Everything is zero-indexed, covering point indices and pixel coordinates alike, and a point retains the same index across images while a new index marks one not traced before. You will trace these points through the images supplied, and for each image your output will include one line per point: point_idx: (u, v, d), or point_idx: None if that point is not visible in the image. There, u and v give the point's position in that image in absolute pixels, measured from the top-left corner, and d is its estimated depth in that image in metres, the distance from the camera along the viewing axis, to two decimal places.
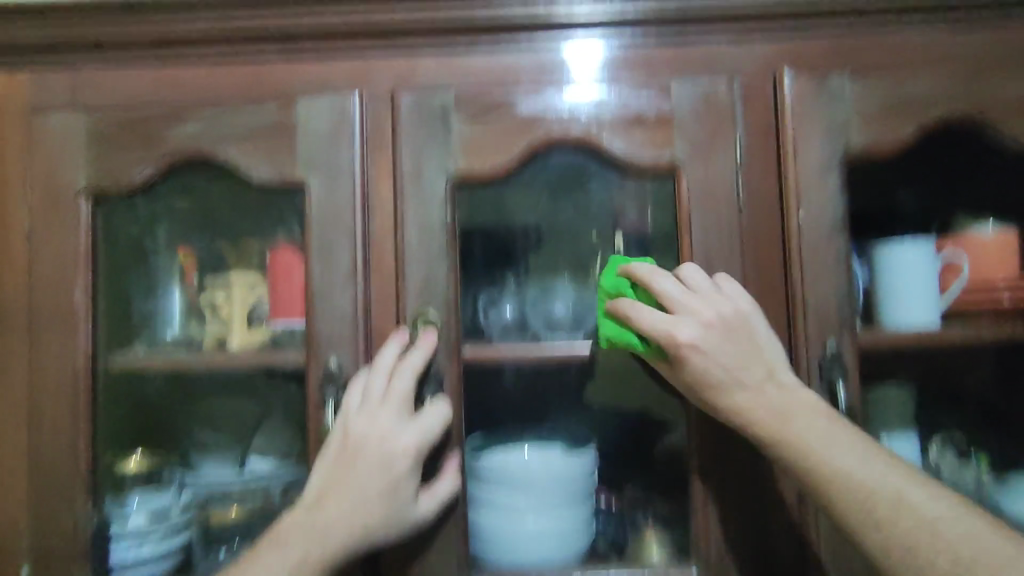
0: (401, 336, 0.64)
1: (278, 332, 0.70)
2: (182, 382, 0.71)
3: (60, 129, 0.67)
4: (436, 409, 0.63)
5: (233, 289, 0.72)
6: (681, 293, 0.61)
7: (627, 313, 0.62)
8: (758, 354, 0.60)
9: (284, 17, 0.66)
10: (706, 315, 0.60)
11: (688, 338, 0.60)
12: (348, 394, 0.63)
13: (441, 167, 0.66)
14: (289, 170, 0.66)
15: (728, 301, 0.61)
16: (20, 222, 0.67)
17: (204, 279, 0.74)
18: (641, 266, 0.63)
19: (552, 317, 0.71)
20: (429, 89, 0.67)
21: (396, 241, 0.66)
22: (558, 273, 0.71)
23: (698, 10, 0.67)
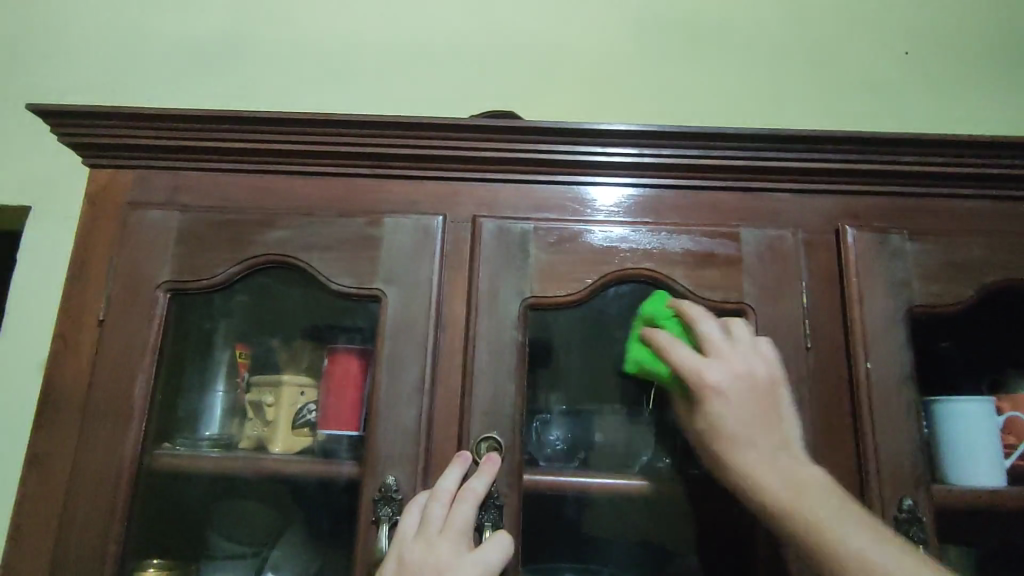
0: (463, 459, 0.62)
1: (325, 439, 0.69)
2: (214, 489, 0.68)
3: (154, 225, 0.70)
4: (497, 542, 0.59)
5: (281, 391, 0.71)
6: (724, 342, 0.63)
7: (665, 343, 0.64)
8: (776, 422, 0.61)
9: (381, 141, 0.70)
10: (738, 366, 0.62)
11: (716, 384, 0.61)
12: (406, 520, 0.60)
13: (517, 290, 0.68)
14: (369, 282, 0.68)
15: (761, 356, 0.63)
16: (96, 308, 0.68)
17: (254, 378, 0.72)
18: (695, 306, 0.66)
19: (602, 448, 0.70)
20: (511, 217, 0.70)
21: (465, 360, 0.66)
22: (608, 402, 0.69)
23: (766, 166, 0.72)
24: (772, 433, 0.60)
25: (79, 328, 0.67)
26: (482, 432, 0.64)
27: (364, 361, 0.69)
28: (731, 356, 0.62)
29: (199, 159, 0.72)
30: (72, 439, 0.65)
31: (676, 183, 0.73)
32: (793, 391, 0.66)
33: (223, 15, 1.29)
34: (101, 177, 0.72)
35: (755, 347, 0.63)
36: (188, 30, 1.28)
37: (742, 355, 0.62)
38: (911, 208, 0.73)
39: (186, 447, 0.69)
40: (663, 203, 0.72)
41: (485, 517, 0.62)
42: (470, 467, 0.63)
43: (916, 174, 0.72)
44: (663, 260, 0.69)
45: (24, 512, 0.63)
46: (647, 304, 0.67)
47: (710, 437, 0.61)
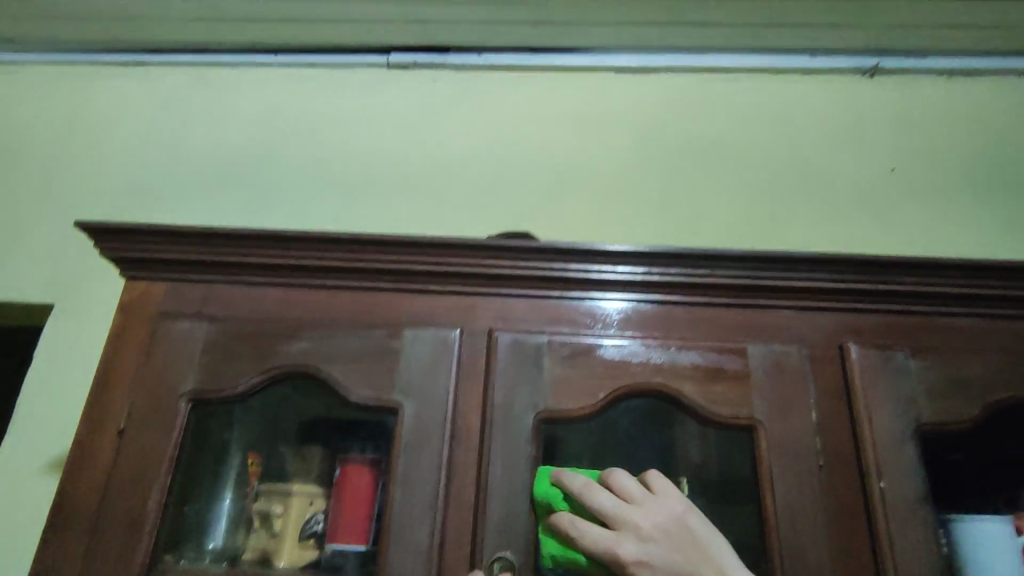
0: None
1: (333, 553, 0.68)
2: None
3: (182, 335, 0.73)
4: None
5: (291, 502, 0.72)
6: (619, 505, 0.63)
7: (569, 527, 0.62)
8: (705, 558, 0.62)
9: (402, 258, 0.74)
10: (645, 525, 0.62)
11: (634, 556, 0.61)
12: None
13: (531, 403, 0.69)
14: (387, 393, 0.69)
15: (665, 509, 0.64)
16: (118, 418, 0.69)
17: (263, 487, 0.73)
18: (574, 478, 0.65)
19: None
20: (526, 331, 0.73)
21: (478, 474, 0.66)
22: None
23: (768, 283, 0.75)
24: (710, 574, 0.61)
25: (99, 437, 0.68)
26: (496, 551, 0.63)
27: (375, 472, 0.69)
28: (633, 527, 0.62)
29: (230, 271, 0.76)
30: (80, 553, 0.64)
31: (683, 298, 0.76)
32: (808, 511, 0.66)
33: (255, 128, 1.39)
34: (134, 288, 0.76)
35: (656, 499, 0.64)
36: (220, 141, 1.38)
37: (642, 509, 0.63)
38: (911, 325, 0.76)
39: (189, 562, 0.68)
40: (672, 318, 0.75)
41: None
42: None
43: (914, 293, 0.75)
44: (673, 375, 0.71)
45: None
46: (534, 490, 0.65)
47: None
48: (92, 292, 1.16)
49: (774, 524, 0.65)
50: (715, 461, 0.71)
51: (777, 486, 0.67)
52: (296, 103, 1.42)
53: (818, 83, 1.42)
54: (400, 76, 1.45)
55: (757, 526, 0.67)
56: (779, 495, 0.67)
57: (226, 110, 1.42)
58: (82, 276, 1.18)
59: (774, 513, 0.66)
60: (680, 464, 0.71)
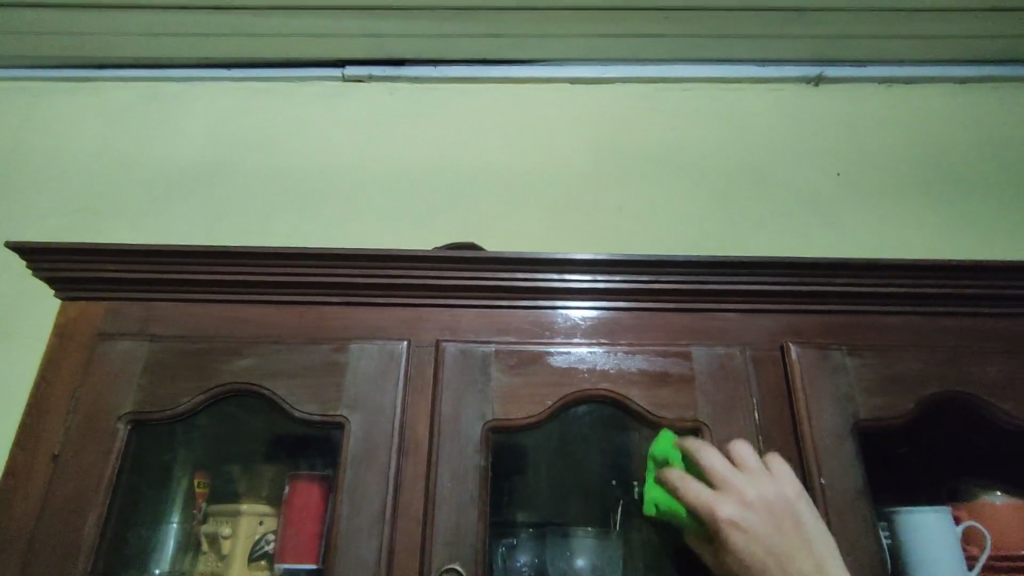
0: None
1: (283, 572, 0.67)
2: None
3: (121, 356, 0.71)
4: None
5: (239, 522, 0.71)
6: (730, 471, 0.65)
7: (675, 479, 0.66)
8: (806, 542, 0.62)
9: (348, 270, 0.74)
10: (751, 495, 0.64)
11: (731, 517, 0.62)
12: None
13: (479, 413, 0.69)
14: (333, 408, 0.69)
15: (775, 485, 0.65)
16: (53, 441, 0.67)
17: (211, 508, 0.72)
18: (694, 441, 0.68)
19: (570, 570, 0.71)
20: (472, 341, 0.73)
21: (426, 486, 0.66)
22: (577, 523, 0.72)
23: (710, 288, 0.77)
24: (804, 557, 0.61)
25: (32, 463, 0.66)
26: (444, 563, 0.63)
27: (324, 488, 0.68)
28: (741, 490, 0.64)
29: (172, 289, 0.75)
30: None
31: (629, 304, 0.77)
32: None
33: (207, 143, 1.37)
34: (72, 308, 0.74)
35: (770, 474, 0.66)
36: (171, 157, 1.35)
37: (752, 480, 0.65)
38: (848, 324, 0.78)
39: None
40: (619, 324, 0.76)
41: None
42: None
43: (852, 293, 0.78)
44: (620, 380, 0.72)
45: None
46: (653, 444, 0.69)
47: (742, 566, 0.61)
48: (33, 311, 1.12)
49: None
50: None
51: None
52: (250, 117, 1.41)
53: (765, 92, 1.47)
54: (356, 89, 1.44)
55: None
56: None
57: (178, 124, 1.40)
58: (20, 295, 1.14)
59: None
60: (634, 469, 0.72)
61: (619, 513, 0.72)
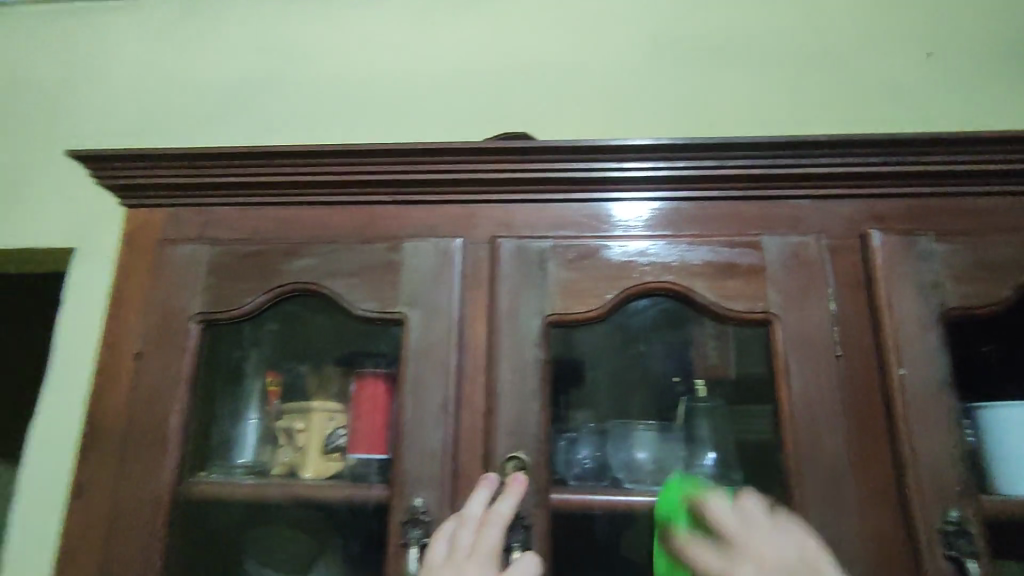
0: (490, 481, 0.62)
1: (356, 464, 0.70)
2: (257, 512, 0.69)
3: (186, 260, 0.73)
4: (525, 562, 0.59)
5: (311, 418, 0.73)
6: (740, 527, 0.57)
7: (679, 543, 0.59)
8: None
9: (396, 167, 0.72)
10: (768, 554, 0.55)
11: None
12: (433, 546, 0.60)
13: (537, 308, 0.68)
14: (391, 305, 0.69)
15: (793, 543, 0.56)
16: (134, 341, 0.71)
17: (285, 405, 0.74)
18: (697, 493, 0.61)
19: (632, 463, 0.70)
20: (528, 236, 0.71)
21: (487, 380, 0.66)
22: (639, 417, 0.71)
23: (782, 172, 0.71)
24: None
25: (118, 361, 0.70)
26: (508, 451, 0.64)
27: (389, 384, 0.70)
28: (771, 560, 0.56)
29: (226, 194, 0.75)
30: (111, 469, 0.67)
31: (692, 194, 0.72)
32: (825, 402, 0.65)
33: (247, 57, 1.35)
34: (136, 216, 0.76)
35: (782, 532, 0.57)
36: (213, 73, 1.34)
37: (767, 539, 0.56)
38: (939, 208, 0.71)
39: (220, 475, 0.70)
40: (681, 215, 0.72)
41: (514, 537, 0.61)
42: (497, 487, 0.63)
43: (945, 174, 0.70)
44: (683, 272, 0.69)
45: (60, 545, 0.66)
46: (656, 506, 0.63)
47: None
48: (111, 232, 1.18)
49: (788, 416, 0.65)
50: (731, 360, 0.69)
51: (793, 380, 0.66)
52: (285, 28, 1.36)
53: None
54: None
55: (773, 417, 0.67)
56: (795, 387, 0.66)
57: (218, 39, 1.37)
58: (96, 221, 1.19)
59: (789, 403, 0.65)
60: (696, 363, 0.70)
61: (680, 409, 0.71)
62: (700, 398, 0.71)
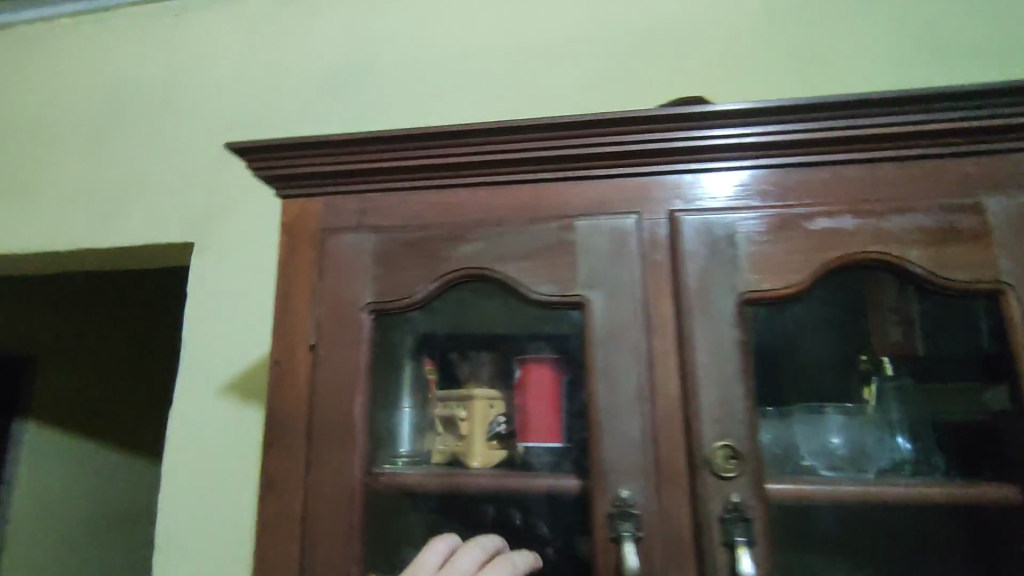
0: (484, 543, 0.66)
1: (527, 453, 0.68)
2: (445, 505, 0.67)
3: (351, 249, 0.71)
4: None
5: (472, 407, 0.71)
6: None
7: None
8: None
9: (561, 141, 0.68)
10: None
11: None
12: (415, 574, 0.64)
13: (730, 285, 0.63)
14: (570, 288, 0.65)
15: None
16: (307, 333, 0.70)
17: (442, 393, 0.72)
18: None
19: (828, 449, 0.66)
20: (712, 209, 0.66)
21: (682, 365, 0.62)
22: (825, 402, 0.68)
23: (1004, 123, 0.62)
24: None
25: (293, 353, 0.70)
26: (715, 440, 0.59)
27: (557, 370, 0.67)
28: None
29: (381, 180, 0.73)
30: (299, 463, 0.67)
31: (892, 154, 0.65)
32: None
33: (346, 40, 1.33)
34: (293, 207, 0.75)
35: None
36: (313, 59, 1.33)
37: None
38: None
39: (394, 466, 0.68)
40: (881, 177, 0.65)
41: (735, 532, 0.57)
42: (706, 474, 0.59)
43: None
44: (895, 240, 0.62)
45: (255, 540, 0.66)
46: None
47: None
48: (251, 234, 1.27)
49: None
50: (916, 339, 0.66)
51: None
52: (380, 8, 1.34)
53: None
54: None
55: (1009, 395, 0.60)
56: None
57: (314, 25, 1.36)
58: (235, 223, 1.29)
59: None
60: (878, 342, 0.67)
61: (867, 390, 0.69)
62: (887, 374, 0.68)
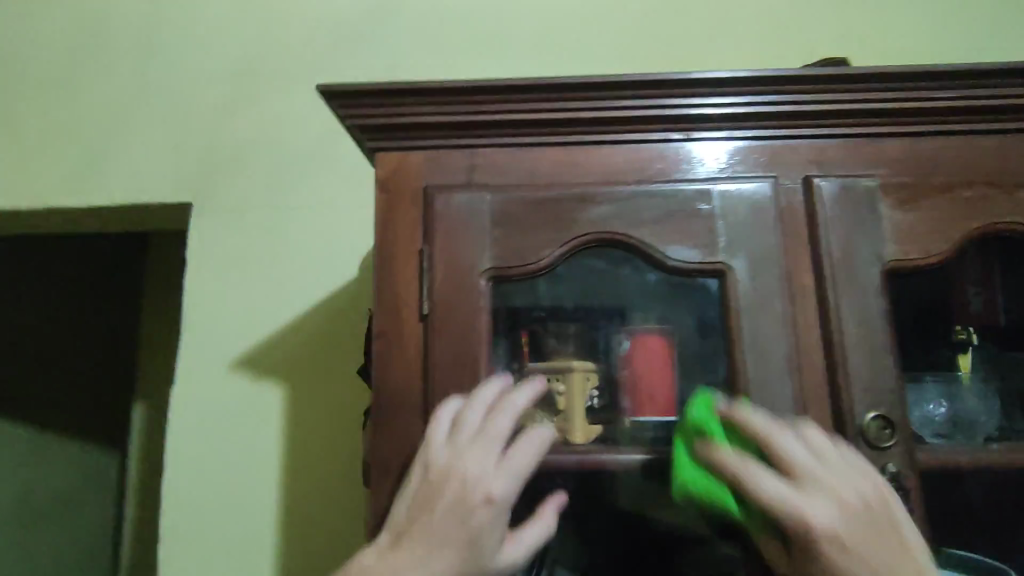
0: (499, 381, 0.61)
1: (632, 426, 0.64)
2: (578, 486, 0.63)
3: (464, 209, 0.64)
4: (528, 433, 0.59)
5: (572, 381, 0.65)
6: (786, 491, 0.53)
7: (742, 474, 0.54)
8: (901, 545, 0.53)
9: (695, 99, 0.64)
10: (843, 492, 0.53)
11: (820, 521, 0.52)
12: (434, 427, 0.59)
13: (874, 254, 0.61)
14: (711, 254, 0.62)
15: (859, 482, 0.54)
16: (416, 301, 0.64)
17: (537, 364, 0.65)
18: (736, 459, 0.54)
19: (932, 417, 0.67)
20: (850, 174, 0.64)
21: (827, 334, 0.61)
22: (927, 370, 0.67)
23: None
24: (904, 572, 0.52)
25: (400, 324, 0.64)
26: (866, 409, 0.59)
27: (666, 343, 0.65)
28: (849, 570, 0.51)
29: (489, 133, 0.67)
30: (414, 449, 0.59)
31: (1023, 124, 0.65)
32: None
33: None
34: (387, 162, 0.67)
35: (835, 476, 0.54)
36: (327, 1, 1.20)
37: (835, 482, 0.53)
38: None
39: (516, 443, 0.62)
40: (1012, 147, 0.65)
41: (897, 502, 0.57)
42: (860, 445, 0.58)
43: None
44: None
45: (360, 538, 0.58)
46: (696, 466, 0.56)
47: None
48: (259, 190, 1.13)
49: None
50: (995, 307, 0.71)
51: None
52: None
53: None
54: None
55: None
56: None
57: None
58: (240, 177, 1.13)
59: None
60: (965, 312, 0.70)
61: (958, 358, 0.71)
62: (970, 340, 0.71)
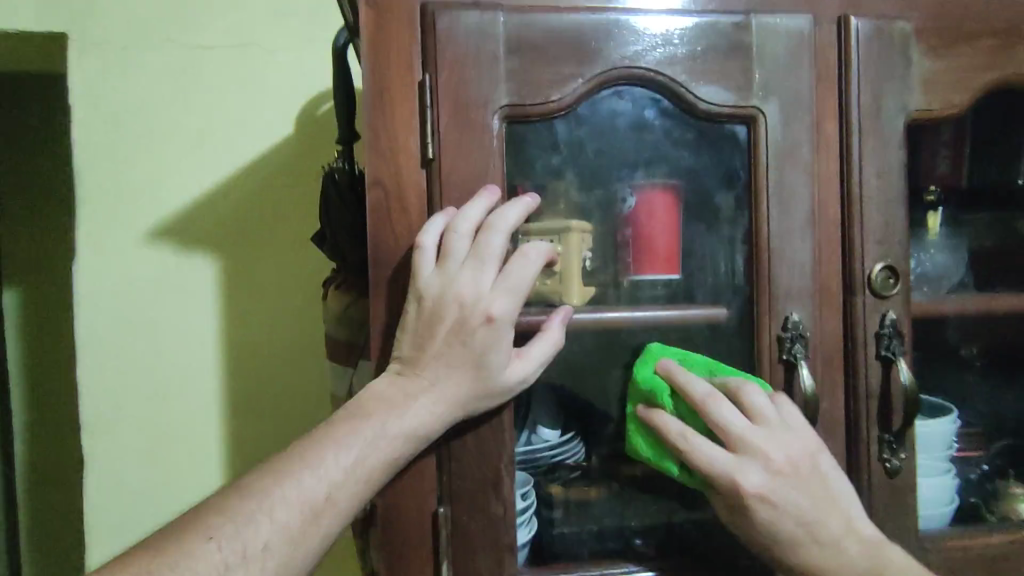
0: (491, 192, 0.54)
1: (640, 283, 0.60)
2: (595, 347, 0.60)
3: (473, 32, 0.54)
4: (530, 250, 0.54)
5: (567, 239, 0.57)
6: (724, 457, 0.54)
7: (679, 439, 0.55)
8: (832, 504, 0.54)
9: None
10: (775, 457, 0.54)
11: (756, 489, 0.53)
12: (420, 251, 0.53)
13: (900, 104, 0.60)
14: (745, 98, 0.57)
15: (792, 443, 0.54)
16: (417, 143, 0.55)
17: (531, 228, 0.57)
18: (673, 424, 0.56)
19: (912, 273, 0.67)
20: (884, 17, 0.60)
21: (847, 185, 0.60)
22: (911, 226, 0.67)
23: None
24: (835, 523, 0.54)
25: (399, 169, 0.55)
26: (876, 260, 0.60)
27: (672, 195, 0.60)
28: (786, 551, 0.54)
29: None
30: (428, 309, 0.53)
31: None
32: None
33: None
34: None
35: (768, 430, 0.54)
36: None
37: (772, 436, 0.54)
38: None
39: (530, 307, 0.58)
40: None
41: (893, 347, 0.60)
42: (866, 295, 0.60)
43: None
44: None
45: (376, 406, 0.53)
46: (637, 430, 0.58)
47: (751, 537, 0.55)
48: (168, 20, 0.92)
49: None
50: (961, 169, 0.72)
51: None
52: None
53: None
54: None
55: None
56: None
57: None
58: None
59: None
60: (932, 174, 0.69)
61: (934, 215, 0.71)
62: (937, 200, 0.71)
